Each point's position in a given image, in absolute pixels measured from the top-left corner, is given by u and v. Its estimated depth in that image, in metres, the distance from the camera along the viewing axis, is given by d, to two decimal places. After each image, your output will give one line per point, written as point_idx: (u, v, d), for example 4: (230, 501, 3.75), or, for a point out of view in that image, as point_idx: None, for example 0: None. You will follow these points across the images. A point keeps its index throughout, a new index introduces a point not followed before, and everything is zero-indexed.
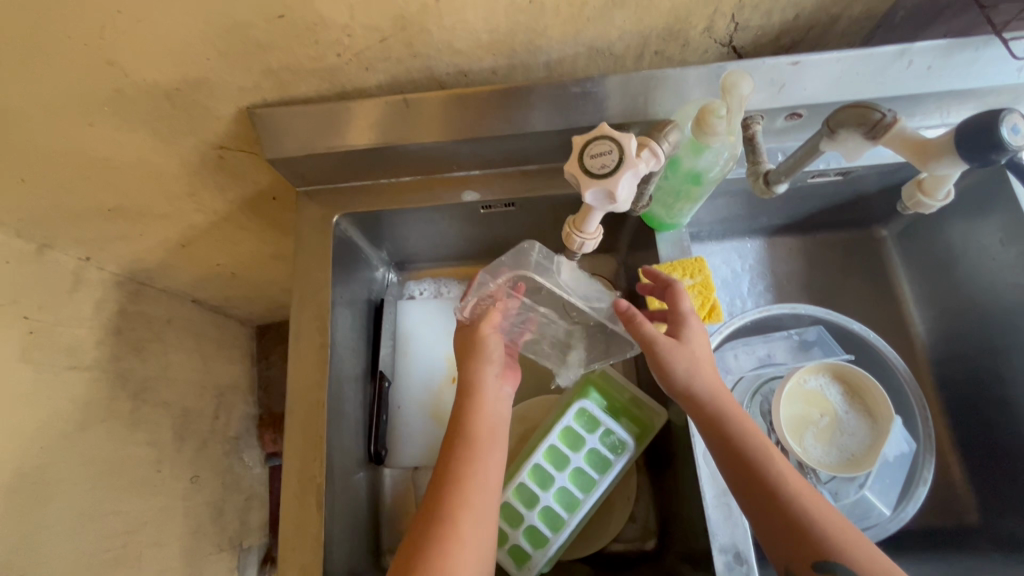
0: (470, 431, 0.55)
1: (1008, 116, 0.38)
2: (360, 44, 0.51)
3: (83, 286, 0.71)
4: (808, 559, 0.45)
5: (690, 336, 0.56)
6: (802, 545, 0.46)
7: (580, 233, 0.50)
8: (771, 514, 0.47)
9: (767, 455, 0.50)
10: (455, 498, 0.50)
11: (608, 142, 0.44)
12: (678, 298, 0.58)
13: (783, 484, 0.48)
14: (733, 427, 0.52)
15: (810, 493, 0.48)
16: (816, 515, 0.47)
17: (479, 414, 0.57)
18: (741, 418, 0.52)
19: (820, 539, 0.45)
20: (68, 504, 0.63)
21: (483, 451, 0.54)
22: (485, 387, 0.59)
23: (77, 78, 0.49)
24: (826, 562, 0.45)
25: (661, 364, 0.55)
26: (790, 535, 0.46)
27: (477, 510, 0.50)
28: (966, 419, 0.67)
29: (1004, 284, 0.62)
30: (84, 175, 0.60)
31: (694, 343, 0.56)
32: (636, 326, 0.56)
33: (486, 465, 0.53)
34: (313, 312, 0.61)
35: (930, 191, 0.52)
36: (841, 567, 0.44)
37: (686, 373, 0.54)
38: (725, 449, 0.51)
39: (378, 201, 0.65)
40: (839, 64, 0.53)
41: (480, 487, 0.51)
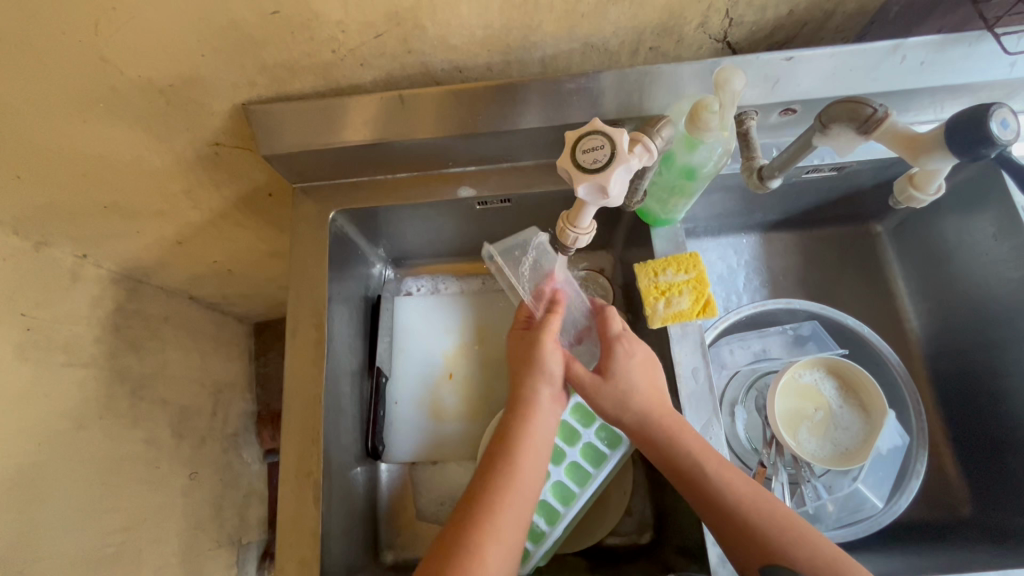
0: (515, 456, 0.53)
1: (997, 110, 0.38)
2: (355, 41, 0.51)
3: (81, 283, 0.71)
4: (754, 564, 0.47)
5: (612, 361, 0.58)
6: (747, 551, 0.48)
7: (574, 228, 0.49)
8: (718, 524, 0.50)
9: (707, 465, 0.51)
10: (485, 526, 0.49)
11: (600, 137, 0.44)
12: (607, 321, 0.61)
13: (722, 494, 0.50)
14: (669, 445, 0.53)
15: (750, 497, 0.50)
16: (761, 520, 0.48)
17: (526, 437, 0.54)
18: (673, 436, 0.53)
19: (762, 544, 0.47)
20: (67, 501, 0.64)
21: (525, 470, 0.52)
22: (537, 403, 0.56)
23: (73, 75, 0.49)
24: (772, 566, 0.46)
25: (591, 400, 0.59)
26: (736, 543, 0.48)
27: (501, 544, 0.48)
28: (960, 413, 0.68)
29: (997, 279, 0.63)
30: (80, 172, 0.60)
31: (617, 368, 0.58)
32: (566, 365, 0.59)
33: (522, 487, 0.51)
34: (310, 309, 0.62)
35: (921, 186, 0.52)
36: (784, 570, 0.46)
37: (612, 408, 0.57)
38: (667, 464, 0.53)
39: (373, 197, 0.66)
40: (832, 60, 0.53)
41: (514, 513, 0.50)
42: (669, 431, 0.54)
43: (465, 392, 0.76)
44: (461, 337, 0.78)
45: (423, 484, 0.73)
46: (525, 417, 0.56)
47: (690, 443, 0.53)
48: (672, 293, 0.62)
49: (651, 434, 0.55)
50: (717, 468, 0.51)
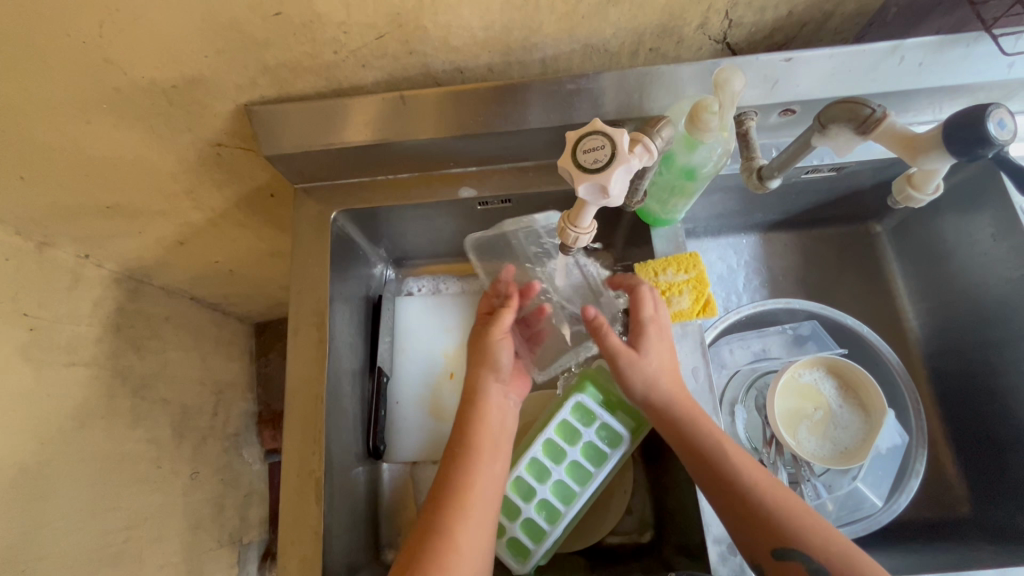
0: (473, 439, 0.57)
1: (994, 111, 0.39)
2: (356, 42, 0.51)
3: (83, 283, 0.72)
4: (769, 549, 0.47)
5: (646, 340, 0.59)
6: (762, 534, 0.47)
7: (575, 228, 0.49)
8: (732, 508, 0.49)
9: (727, 448, 0.52)
10: (456, 513, 0.51)
11: (601, 137, 0.44)
12: (639, 303, 0.60)
13: (740, 477, 0.50)
14: (690, 426, 0.54)
15: (767, 482, 0.50)
16: (774, 504, 0.48)
17: (481, 424, 0.58)
18: (694, 417, 0.54)
19: (779, 527, 0.47)
20: (69, 500, 0.64)
21: (481, 460, 0.56)
22: (486, 396, 0.60)
23: (76, 76, 0.49)
24: (785, 551, 0.46)
25: (622, 374, 0.58)
26: (751, 526, 0.48)
27: (473, 521, 0.51)
28: (960, 412, 0.68)
29: (995, 278, 0.63)
30: (82, 173, 0.60)
31: (650, 347, 0.58)
32: (603, 336, 0.60)
33: (482, 475, 0.54)
34: (311, 308, 0.62)
35: (919, 186, 0.53)
36: (801, 553, 0.45)
37: (642, 386, 0.57)
38: (686, 446, 0.53)
39: (375, 198, 0.66)
40: (832, 61, 0.54)
41: (480, 500, 0.53)
42: (690, 414, 0.54)
43: None
44: (462, 337, 0.78)
45: (423, 483, 0.74)
46: (479, 410, 0.59)
47: (710, 426, 0.54)
48: (672, 293, 0.62)
49: (674, 415, 0.55)
50: (735, 452, 0.52)
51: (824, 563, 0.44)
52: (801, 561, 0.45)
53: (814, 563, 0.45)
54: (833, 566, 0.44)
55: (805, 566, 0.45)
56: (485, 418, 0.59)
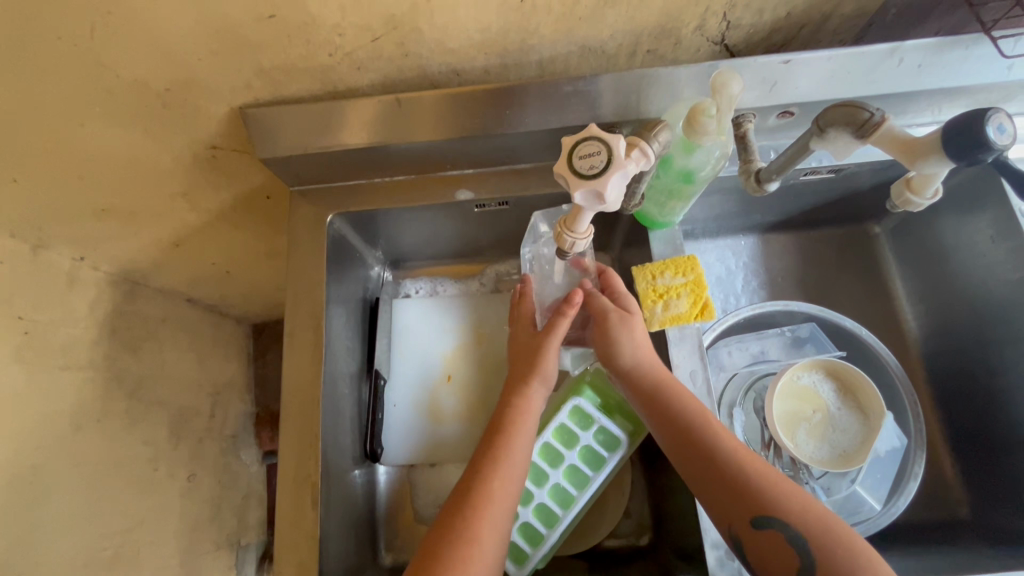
0: (505, 434, 0.55)
1: (993, 116, 0.38)
2: (351, 44, 0.51)
3: (78, 285, 0.71)
4: (748, 517, 0.46)
5: (633, 310, 0.60)
6: (744, 503, 0.47)
7: (571, 233, 0.48)
8: (713, 480, 0.49)
9: (710, 420, 0.52)
10: (473, 501, 0.50)
11: (597, 143, 0.43)
12: (612, 280, 0.64)
13: (720, 446, 0.50)
14: (673, 400, 0.53)
15: (747, 451, 0.50)
16: (754, 473, 0.48)
17: (518, 420, 0.56)
18: (677, 388, 0.54)
19: (760, 495, 0.46)
20: (64, 503, 0.63)
21: (504, 453, 0.54)
22: (531, 395, 0.58)
23: (70, 77, 0.49)
24: (765, 520, 0.46)
25: (608, 330, 0.58)
26: (730, 496, 0.48)
27: (493, 515, 0.50)
28: (958, 414, 0.68)
29: (994, 281, 0.63)
30: (76, 175, 0.59)
31: (638, 316, 0.59)
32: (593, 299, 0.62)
33: (505, 470, 0.53)
34: (307, 312, 0.62)
35: (918, 190, 0.52)
36: (779, 521, 0.45)
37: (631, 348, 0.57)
38: (667, 418, 0.53)
39: (371, 201, 0.65)
40: (831, 62, 0.53)
41: (501, 497, 0.51)
42: (671, 387, 0.54)
43: (463, 394, 0.76)
44: (459, 339, 0.78)
45: (420, 486, 0.74)
46: (520, 410, 0.57)
47: (694, 399, 0.54)
48: (670, 296, 0.62)
49: (658, 387, 0.54)
50: (717, 425, 0.52)
51: (803, 530, 0.44)
52: (780, 529, 0.45)
53: (792, 530, 0.45)
54: (812, 534, 0.44)
55: (784, 533, 0.45)
56: (521, 415, 0.56)
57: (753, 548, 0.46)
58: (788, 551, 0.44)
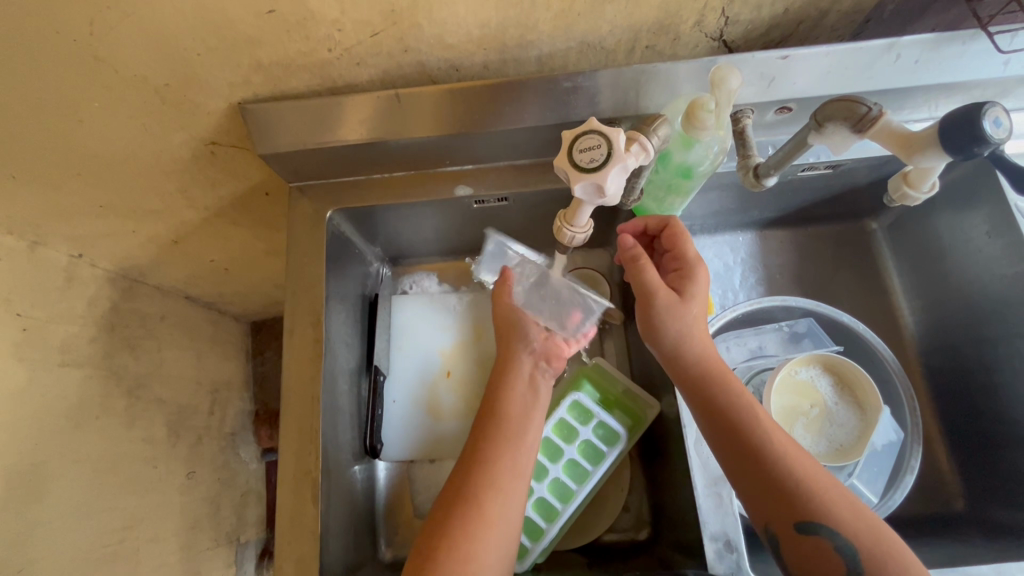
0: (503, 414, 0.56)
1: (990, 109, 0.39)
2: (351, 39, 0.51)
3: (76, 282, 0.71)
4: (793, 520, 0.46)
5: (694, 291, 0.56)
6: (792, 504, 0.47)
7: (571, 227, 0.48)
8: (759, 475, 0.48)
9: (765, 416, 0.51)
10: (484, 481, 0.50)
11: (597, 137, 0.43)
12: (680, 241, 0.58)
13: (768, 444, 0.49)
14: (724, 393, 0.52)
15: (798, 451, 0.49)
16: (802, 474, 0.47)
17: (511, 395, 0.57)
18: (724, 375, 0.54)
19: (807, 500, 0.46)
20: (64, 499, 0.63)
21: (517, 427, 0.55)
22: (520, 362, 0.60)
23: (69, 73, 0.49)
24: (811, 525, 0.46)
25: (655, 315, 0.56)
26: (775, 496, 0.47)
27: (507, 492, 0.50)
28: (953, 409, 0.68)
29: (990, 276, 0.63)
30: (74, 171, 0.59)
31: (696, 299, 0.56)
32: (641, 268, 0.57)
33: (517, 443, 0.54)
34: (307, 308, 0.62)
35: (916, 184, 0.52)
36: (826, 528, 0.45)
37: (676, 332, 0.55)
38: (713, 411, 0.52)
39: (370, 197, 0.65)
40: (829, 59, 0.53)
41: (512, 470, 0.52)
42: (719, 377, 0.53)
43: (463, 390, 0.76)
44: (458, 335, 0.78)
45: (420, 482, 0.74)
46: (514, 386, 0.58)
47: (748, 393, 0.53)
48: None
49: (714, 379, 0.53)
50: (768, 424, 0.51)
51: (851, 540, 0.44)
52: (827, 536, 0.45)
53: (839, 539, 0.45)
54: (860, 543, 0.44)
55: (830, 541, 0.45)
56: (513, 389, 0.58)
57: (793, 549, 0.46)
58: (832, 558, 0.45)
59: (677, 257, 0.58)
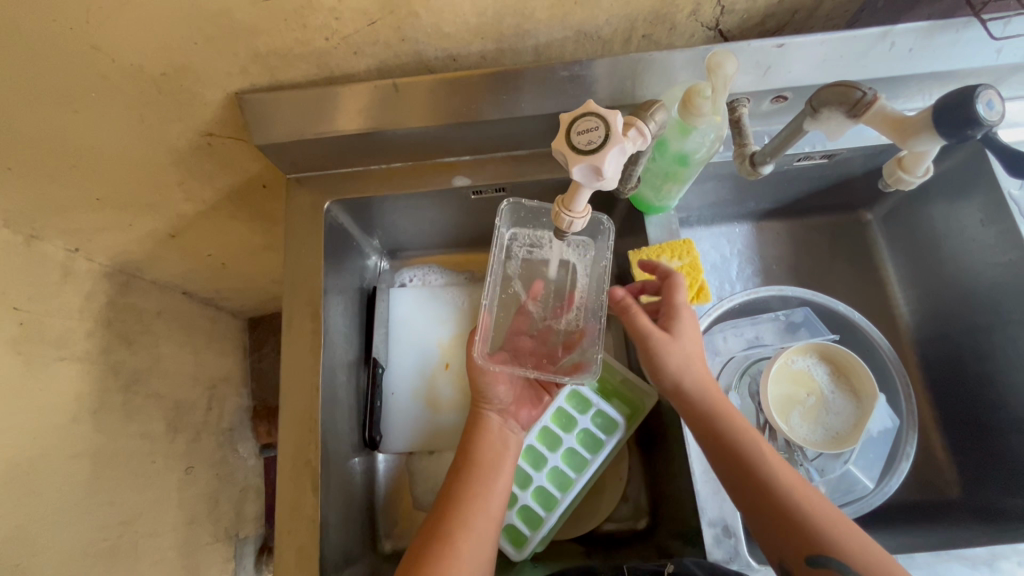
0: (478, 460, 0.56)
1: (982, 92, 0.39)
2: (348, 28, 0.51)
3: (72, 277, 0.71)
4: (802, 554, 0.46)
5: (684, 332, 0.56)
6: (788, 532, 0.47)
7: (569, 213, 0.46)
8: (758, 506, 0.49)
9: (754, 448, 0.51)
10: (456, 521, 0.51)
11: (595, 119, 0.42)
12: (674, 289, 0.58)
13: (771, 477, 0.49)
14: (723, 427, 0.53)
15: (803, 486, 0.49)
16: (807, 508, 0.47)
17: (485, 443, 0.58)
18: (721, 406, 0.54)
19: (813, 533, 0.46)
20: (63, 494, 0.63)
21: (484, 477, 0.55)
22: (487, 419, 0.60)
23: (64, 62, 0.49)
24: (821, 559, 0.45)
25: (650, 355, 0.56)
26: (782, 532, 0.47)
27: (476, 532, 0.51)
28: (949, 397, 0.69)
29: (984, 263, 0.64)
30: (70, 164, 0.59)
31: (688, 339, 0.56)
32: (632, 316, 0.58)
33: (487, 492, 0.54)
34: (305, 299, 0.62)
35: (910, 168, 0.52)
36: (835, 561, 0.44)
37: (673, 368, 0.56)
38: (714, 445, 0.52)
39: (368, 188, 0.66)
40: (824, 47, 0.54)
41: (482, 516, 0.52)
42: (719, 409, 0.54)
43: (462, 382, 0.76)
44: (456, 327, 0.78)
45: (420, 473, 0.74)
46: (484, 437, 0.59)
47: (739, 422, 0.53)
48: None
49: (701, 416, 0.54)
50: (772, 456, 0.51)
51: (850, 563, 0.44)
52: (836, 569, 0.44)
53: (849, 572, 0.44)
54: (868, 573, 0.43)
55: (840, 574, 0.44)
56: (484, 439, 0.59)
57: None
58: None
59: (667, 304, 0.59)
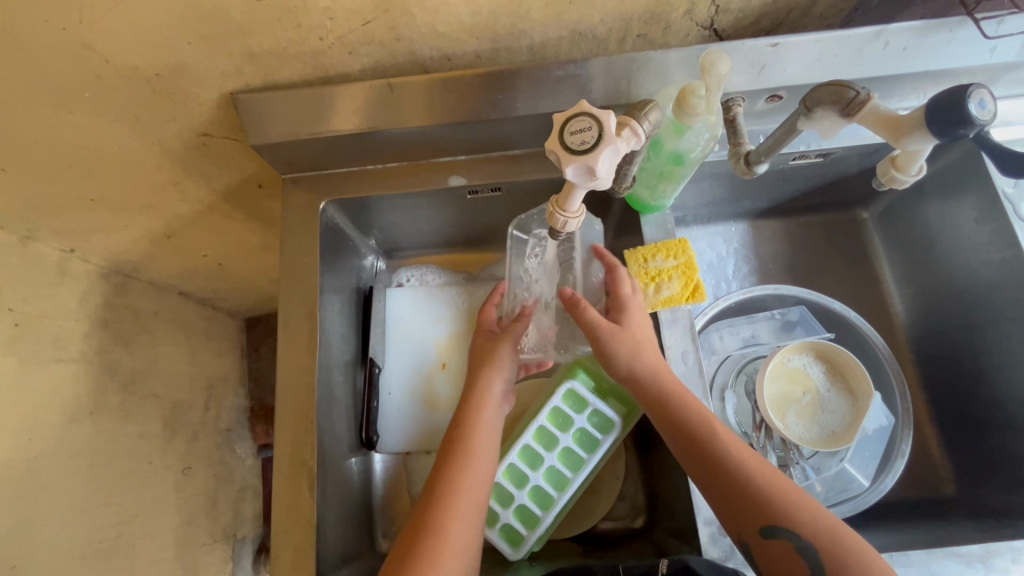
0: (466, 434, 0.57)
1: (974, 92, 0.39)
2: (343, 28, 0.51)
3: (68, 278, 0.70)
4: (755, 528, 0.46)
5: (631, 320, 0.58)
6: (747, 514, 0.47)
7: (563, 213, 0.46)
8: (711, 485, 0.49)
9: (707, 427, 0.51)
10: (443, 499, 0.52)
11: (588, 119, 0.42)
12: (619, 282, 0.60)
13: (724, 455, 0.49)
14: (676, 406, 0.52)
15: (754, 460, 0.49)
16: (761, 481, 0.47)
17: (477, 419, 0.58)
18: (676, 388, 0.54)
19: (766, 505, 0.46)
20: (61, 495, 0.63)
21: (473, 452, 0.55)
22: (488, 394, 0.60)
23: (57, 62, 0.48)
24: (774, 530, 0.45)
25: (602, 346, 0.57)
26: (736, 507, 0.47)
27: (462, 508, 0.51)
28: (943, 395, 0.69)
29: (979, 261, 0.64)
30: (65, 164, 0.59)
31: (634, 327, 0.57)
32: (581, 310, 0.59)
33: (475, 469, 0.54)
34: (301, 299, 0.62)
35: (903, 167, 0.52)
36: (787, 531, 0.45)
37: (626, 355, 0.56)
38: (670, 426, 0.52)
39: (363, 188, 0.66)
40: (818, 46, 0.54)
41: (470, 494, 0.53)
42: (673, 390, 0.54)
43: (458, 382, 0.76)
44: (453, 327, 0.78)
45: (417, 472, 0.74)
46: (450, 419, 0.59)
47: (696, 408, 0.52)
48: (661, 278, 0.63)
49: (656, 398, 0.53)
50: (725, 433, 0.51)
51: (812, 541, 0.44)
52: (789, 539, 0.45)
53: (801, 540, 0.44)
54: (820, 542, 0.44)
55: (792, 543, 0.44)
56: (478, 412, 0.59)
57: (762, 560, 0.46)
58: (796, 561, 0.44)
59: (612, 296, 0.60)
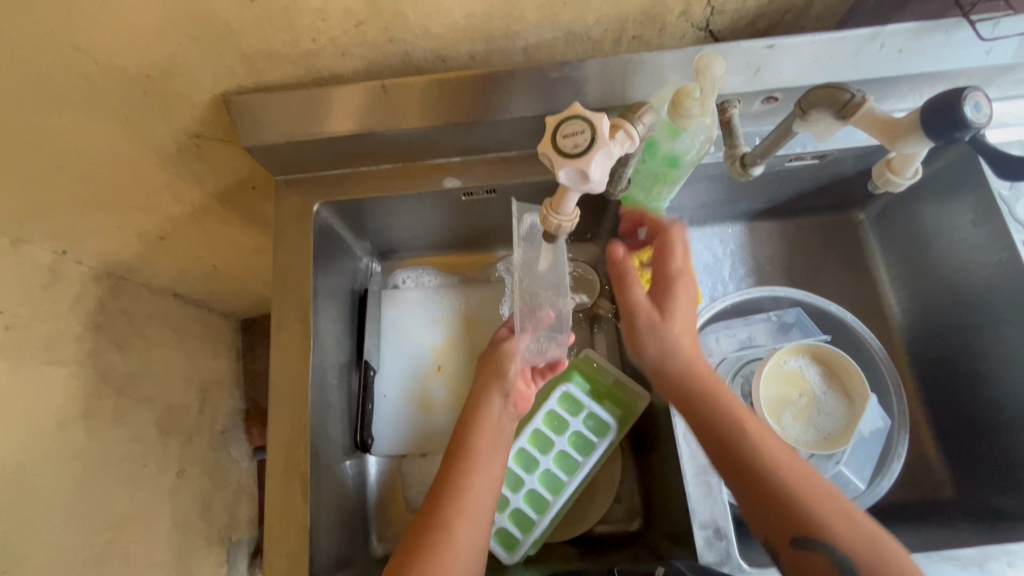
0: (472, 441, 0.56)
1: (970, 94, 0.39)
2: (335, 29, 0.50)
3: (61, 280, 0.70)
4: (788, 537, 0.46)
5: (675, 306, 0.56)
6: (781, 522, 0.46)
7: (557, 216, 0.46)
8: (743, 490, 0.49)
9: (739, 432, 0.50)
10: (452, 506, 0.52)
11: (581, 122, 0.42)
12: (669, 253, 0.58)
13: (756, 461, 0.49)
14: (708, 407, 0.52)
15: (790, 466, 0.48)
16: (796, 490, 0.47)
17: (483, 425, 0.58)
18: (710, 388, 0.53)
19: (801, 515, 0.46)
20: (54, 499, 0.63)
21: (478, 460, 0.55)
22: (490, 402, 0.59)
23: (47, 63, 0.48)
24: (808, 540, 0.45)
25: (636, 334, 0.57)
26: (768, 514, 0.47)
27: (470, 516, 0.52)
28: (940, 397, 0.69)
29: (974, 264, 0.64)
30: (57, 166, 0.59)
31: (678, 316, 0.56)
32: (626, 286, 0.58)
33: (479, 477, 0.54)
34: (295, 301, 0.61)
35: (899, 170, 0.52)
36: (821, 543, 0.45)
37: (656, 353, 0.56)
38: (702, 428, 0.52)
39: (358, 189, 0.65)
40: (813, 48, 0.54)
41: (478, 501, 0.53)
42: (706, 390, 0.53)
43: (454, 384, 0.76)
44: (449, 329, 0.78)
45: (412, 476, 0.74)
46: (474, 418, 0.58)
47: (729, 410, 0.52)
48: None
49: (690, 397, 0.53)
50: (761, 436, 0.50)
51: (847, 553, 0.44)
52: (823, 551, 0.44)
53: (837, 553, 0.44)
54: (855, 556, 0.44)
55: (827, 555, 0.44)
56: (485, 416, 0.58)
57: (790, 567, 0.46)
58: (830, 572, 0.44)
59: (660, 267, 0.58)
